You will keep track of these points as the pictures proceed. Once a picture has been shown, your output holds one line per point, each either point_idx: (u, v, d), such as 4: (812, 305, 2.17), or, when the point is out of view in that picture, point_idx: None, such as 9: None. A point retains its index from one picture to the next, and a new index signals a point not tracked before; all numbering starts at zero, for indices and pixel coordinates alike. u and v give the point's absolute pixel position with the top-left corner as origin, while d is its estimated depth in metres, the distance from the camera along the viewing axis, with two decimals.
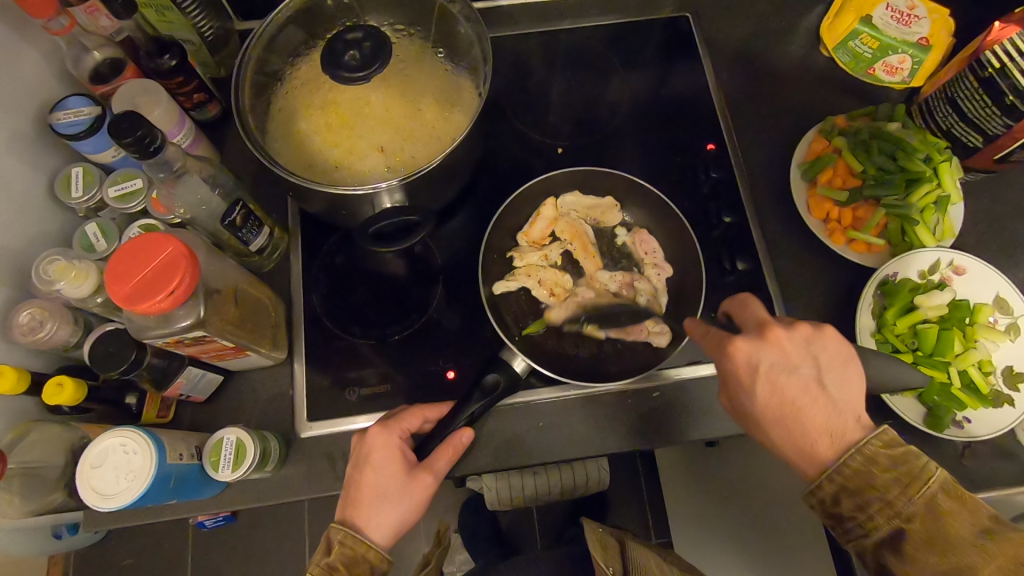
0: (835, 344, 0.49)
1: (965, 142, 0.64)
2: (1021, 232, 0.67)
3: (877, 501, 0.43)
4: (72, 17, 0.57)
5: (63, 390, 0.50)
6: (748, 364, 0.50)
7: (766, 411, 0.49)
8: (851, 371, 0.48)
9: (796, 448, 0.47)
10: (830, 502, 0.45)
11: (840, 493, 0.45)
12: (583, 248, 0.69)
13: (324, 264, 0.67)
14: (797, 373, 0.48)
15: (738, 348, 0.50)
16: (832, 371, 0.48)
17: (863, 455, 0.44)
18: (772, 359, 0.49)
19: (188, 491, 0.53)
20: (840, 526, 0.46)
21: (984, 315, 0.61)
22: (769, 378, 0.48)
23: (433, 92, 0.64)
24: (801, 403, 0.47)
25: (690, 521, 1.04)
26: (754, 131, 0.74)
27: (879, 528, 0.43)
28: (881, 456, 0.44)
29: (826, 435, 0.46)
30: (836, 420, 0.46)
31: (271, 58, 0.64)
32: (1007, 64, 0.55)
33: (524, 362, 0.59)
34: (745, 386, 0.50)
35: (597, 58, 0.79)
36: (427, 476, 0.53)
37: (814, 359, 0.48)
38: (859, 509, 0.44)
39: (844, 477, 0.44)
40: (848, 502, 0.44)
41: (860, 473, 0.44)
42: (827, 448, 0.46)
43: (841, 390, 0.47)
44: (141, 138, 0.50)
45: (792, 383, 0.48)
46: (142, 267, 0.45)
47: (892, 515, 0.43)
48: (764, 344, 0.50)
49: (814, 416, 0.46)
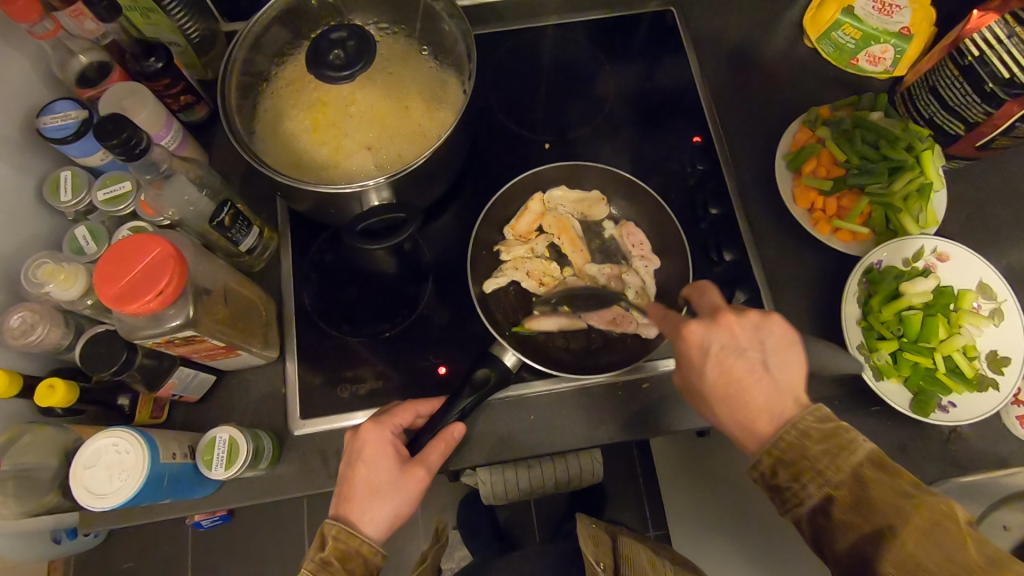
0: (780, 329, 0.50)
1: (947, 130, 0.65)
2: (1003, 218, 0.67)
3: (809, 471, 0.43)
4: (56, 21, 0.57)
5: (54, 392, 0.51)
6: (699, 346, 0.50)
7: (713, 391, 0.49)
8: (794, 354, 0.49)
9: (740, 426, 0.48)
10: (770, 474, 0.45)
11: (775, 464, 0.45)
12: (571, 242, 0.69)
13: (313, 263, 0.68)
14: (743, 355, 0.48)
15: (692, 330, 0.51)
16: (777, 354, 0.48)
17: (797, 430, 0.44)
18: (721, 342, 0.49)
19: (181, 491, 0.54)
20: (778, 497, 0.45)
21: (968, 300, 0.61)
22: (718, 360, 0.49)
23: (419, 89, 0.65)
24: (747, 381, 0.47)
25: (684, 512, 1.05)
26: (740, 123, 0.74)
27: (810, 497, 0.43)
28: (813, 430, 0.44)
29: (765, 414, 0.46)
30: (777, 399, 0.46)
31: (257, 58, 0.64)
32: (985, 51, 0.56)
33: (515, 356, 0.60)
34: (697, 368, 0.50)
35: (583, 53, 0.80)
36: (419, 470, 0.54)
37: (760, 343, 0.49)
38: (794, 479, 0.44)
39: (779, 450, 0.45)
40: (784, 472, 0.44)
41: (794, 445, 0.44)
42: (767, 426, 0.46)
43: (784, 371, 0.47)
44: (127, 140, 0.50)
45: (738, 363, 0.48)
46: (130, 268, 0.46)
47: (822, 484, 0.43)
48: (715, 327, 0.50)
49: (757, 395, 0.47)
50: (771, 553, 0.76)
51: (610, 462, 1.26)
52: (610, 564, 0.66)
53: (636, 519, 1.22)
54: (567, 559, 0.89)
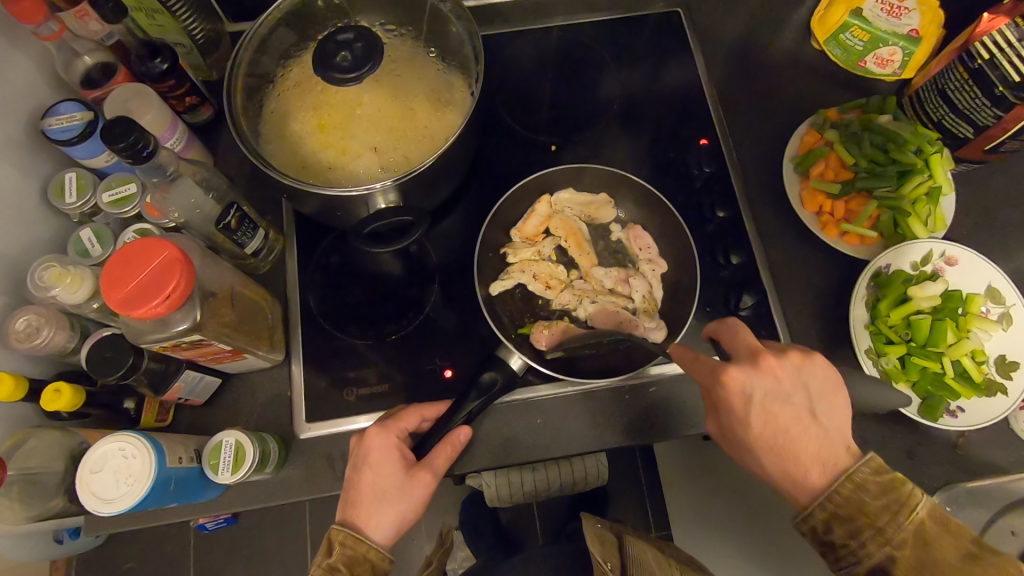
0: (822, 372, 0.50)
1: (956, 133, 0.64)
2: (1012, 221, 0.67)
3: (868, 529, 0.44)
4: (62, 22, 0.57)
5: (61, 396, 0.50)
6: (742, 394, 0.49)
7: (759, 439, 0.49)
8: (839, 398, 0.49)
9: (787, 476, 0.48)
10: (822, 530, 0.46)
11: (832, 521, 0.45)
12: (577, 245, 0.69)
13: (319, 265, 0.68)
14: (790, 402, 0.48)
15: (733, 377, 0.49)
16: (821, 400, 0.49)
17: (854, 482, 0.45)
18: (765, 389, 0.49)
19: (188, 495, 0.54)
20: (832, 554, 0.46)
21: (976, 305, 0.61)
22: (762, 408, 0.49)
23: (426, 91, 0.64)
24: (794, 431, 0.48)
25: (688, 514, 1.05)
26: (747, 125, 0.74)
27: (871, 556, 0.44)
28: (870, 482, 0.45)
29: (819, 464, 0.47)
30: (827, 449, 0.47)
31: (263, 60, 0.64)
32: (996, 55, 0.56)
33: (521, 359, 0.59)
34: (738, 415, 0.50)
35: (588, 54, 0.79)
36: (425, 475, 0.53)
37: (806, 388, 0.49)
38: (852, 537, 0.45)
39: (836, 505, 0.45)
40: (841, 530, 0.45)
41: (853, 500, 0.45)
42: (819, 477, 0.46)
43: (830, 417, 0.48)
44: (133, 142, 0.50)
45: (784, 411, 0.48)
46: (138, 272, 0.45)
47: (883, 543, 0.43)
48: (757, 373, 0.49)
49: (806, 445, 0.47)
50: (777, 558, 0.76)
51: (613, 463, 1.25)
52: (617, 564, 0.65)
53: (639, 520, 1.22)
54: (571, 562, 0.89)
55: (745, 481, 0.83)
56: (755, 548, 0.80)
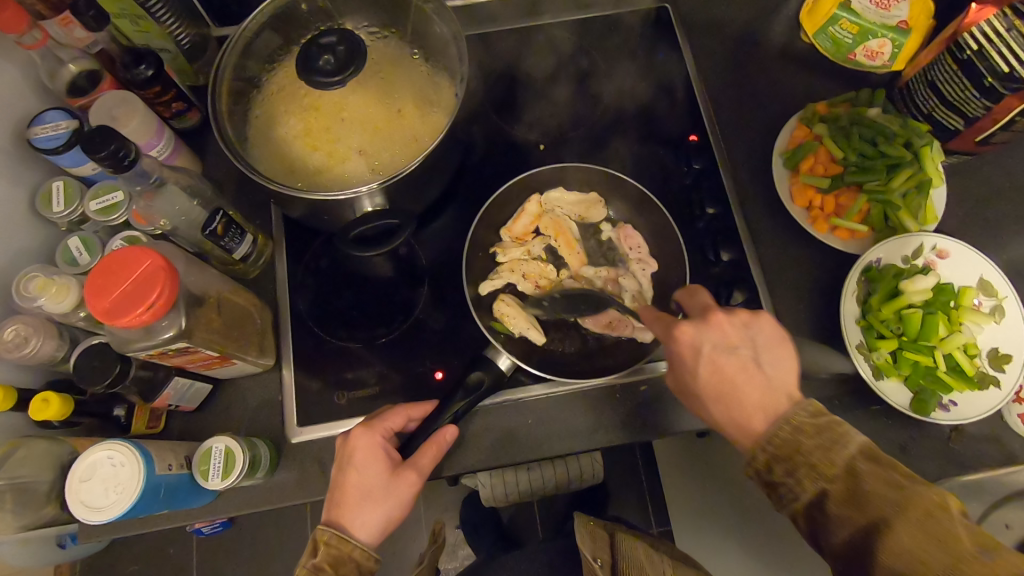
0: (769, 328, 0.51)
1: (946, 125, 0.64)
2: (1003, 212, 0.67)
3: (803, 465, 0.43)
4: (45, 30, 0.57)
5: (49, 405, 0.51)
6: (691, 347, 0.51)
7: (707, 391, 0.50)
8: (784, 353, 0.50)
9: (733, 422, 0.48)
10: (766, 469, 0.45)
11: (771, 461, 0.45)
12: (567, 244, 0.69)
13: (309, 269, 0.68)
14: (735, 354, 0.50)
15: (683, 331, 0.51)
16: (767, 352, 0.50)
17: (791, 423, 0.45)
18: (712, 342, 0.50)
19: (179, 501, 0.54)
20: (775, 494, 0.45)
21: (968, 297, 0.61)
22: (709, 359, 0.50)
23: (412, 93, 0.64)
24: (737, 380, 0.48)
25: (686, 510, 1.05)
26: (737, 120, 0.74)
27: (806, 491, 0.43)
28: (808, 425, 0.44)
29: (760, 410, 0.47)
30: (770, 396, 0.47)
31: (248, 64, 0.64)
32: (985, 46, 0.55)
33: (509, 360, 0.59)
34: (688, 368, 0.51)
35: (576, 52, 0.79)
36: (410, 474, 0.53)
37: (751, 343, 0.50)
38: (788, 474, 0.44)
39: (777, 445, 0.45)
40: (780, 467, 0.44)
41: (787, 440, 0.44)
42: (761, 422, 0.47)
43: (775, 368, 0.49)
44: (115, 151, 0.50)
45: (730, 362, 0.49)
46: (121, 280, 0.45)
47: (817, 476, 0.42)
48: (707, 327, 0.51)
49: (749, 392, 0.48)
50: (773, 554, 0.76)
51: (612, 459, 1.25)
52: (608, 564, 0.65)
53: (638, 516, 1.22)
54: (568, 559, 0.89)
55: (740, 476, 0.83)
56: (751, 544, 0.80)
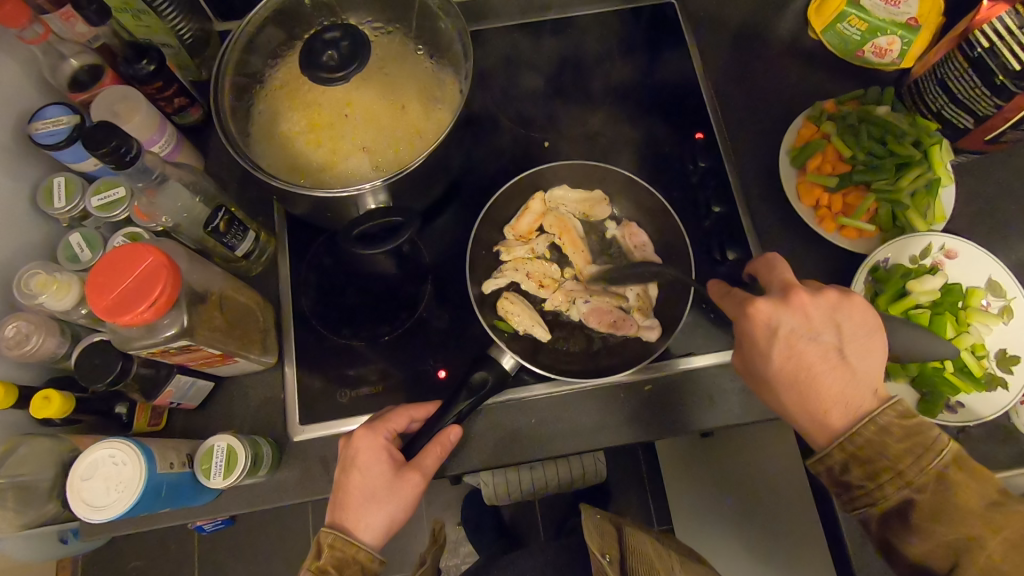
0: (860, 312, 0.48)
1: (955, 123, 0.63)
2: (1013, 211, 0.66)
3: (890, 472, 0.44)
4: (47, 25, 0.56)
5: (50, 403, 0.50)
6: (767, 326, 0.48)
7: (779, 375, 0.48)
8: (874, 341, 0.47)
9: (806, 413, 0.47)
10: (839, 470, 0.46)
11: (852, 462, 0.45)
12: (572, 242, 0.68)
13: (313, 266, 0.67)
14: (817, 339, 0.47)
15: (758, 309, 0.48)
16: (853, 340, 0.47)
17: (877, 424, 0.44)
18: (793, 324, 0.48)
19: (181, 500, 0.53)
20: (845, 495, 0.46)
21: (976, 298, 0.60)
22: (789, 343, 0.47)
23: (416, 89, 0.63)
24: (817, 369, 0.46)
25: (688, 509, 1.04)
26: (744, 117, 0.73)
27: (889, 498, 0.44)
28: (895, 427, 0.44)
29: (840, 405, 0.45)
30: (853, 393, 0.45)
31: (251, 59, 0.63)
32: (997, 42, 0.54)
33: (513, 359, 0.58)
34: (761, 348, 0.49)
35: (582, 48, 0.78)
36: (414, 475, 0.53)
37: (838, 328, 0.47)
38: (868, 479, 0.44)
39: (854, 448, 0.45)
40: (858, 472, 0.45)
41: (874, 443, 0.44)
42: (840, 418, 0.45)
43: (861, 359, 0.46)
44: (117, 148, 0.50)
45: (810, 348, 0.47)
46: (124, 279, 0.45)
47: (901, 484, 0.43)
48: (787, 307, 0.48)
49: (831, 384, 0.46)
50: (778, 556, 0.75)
51: (614, 457, 1.25)
52: (618, 557, 0.65)
53: (640, 514, 1.22)
54: (572, 558, 0.88)
55: (744, 475, 0.82)
56: (756, 543, 0.80)
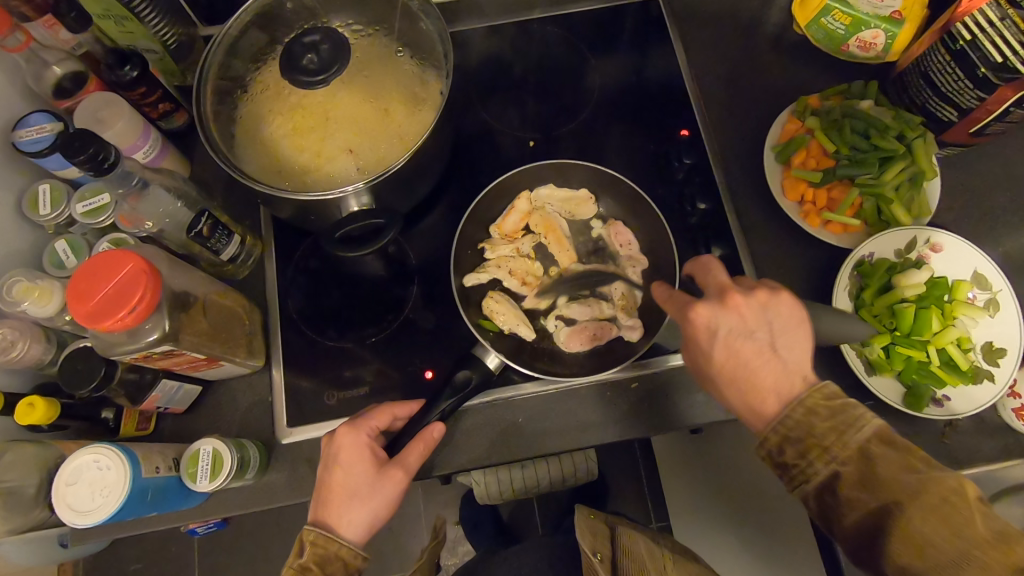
0: (788, 307, 0.48)
1: (939, 116, 0.63)
2: (999, 204, 0.66)
3: (816, 449, 0.42)
4: (27, 32, 0.57)
5: (34, 409, 0.51)
6: (707, 329, 0.49)
7: (721, 372, 0.48)
8: (802, 333, 0.48)
9: (746, 408, 0.47)
10: (776, 452, 0.45)
11: (783, 443, 0.44)
12: (557, 240, 0.69)
13: (299, 269, 0.68)
14: (751, 336, 0.47)
15: (698, 313, 0.49)
16: (784, 334, 0.47)
17: (804, 408, 0.44)
18: (729, 325, 0.48)
19: (167, 503, 0.54)
20: (786, 478, 0.45)
21: (962, 291, 0.60)
22: (726, 343, 0.48)
23: (398, 91, 0.64)
24: (753, 364, 0.47)
25: (682, 505, 1.05)
26: (729, 113, 0.72)
27: (817, 474, 0.43)
28: (821, 408, 0.43)
29: (774, 395, 0.45)
30: (785, 383, 0.45)
31: (234, 63, 0.63)
32: (978, 35, 0.54)
33: (497, 358, 0.59)
34: (703, 350, 0.49)
35: (566, 47, 0.78)
36: (397, 472, 0.53)
37: (770, 323, 0.48)
38: (800, 457, 0.43)
39: (787, 429, 0.44)
40: (791, 452, 0.44)
41: (801, 423, 0.43)
42: (775, 407, 0.45)
43: (791, 351, 0.47)
44: (94, 155, 0.50)
45: (746, 346, 0.47)
46: (103, 285, 0.45)
47: (829, 460, 0.42)
48: (723, 309, 0.49)
49: (764, 378, 0.46)
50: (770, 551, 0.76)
51: (610, 455, 1.25)
52: (609, 557, 0.64)
53: (637, 511, 1.22)
54: (564, 556, 0.87)
55: (736, 471, 0.82)
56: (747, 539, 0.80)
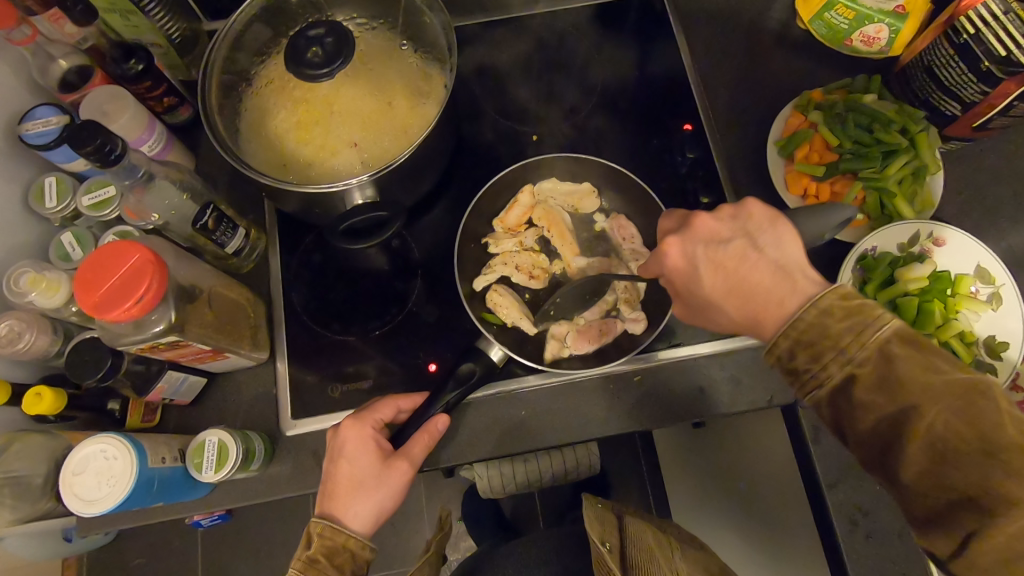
0: (760, 208, 0.49)
1: (943, 110, 0.63)
2: (1002, 199, 0.66)
3: (831, 350, 0.40)
4: (34, 26, 0.57)
5: (42, 400, 0.51)
6: (685, 255, 0.50)
7: (715, 292, 0.48)
8: (782, 227, 0.47)
9: (752, 318, 0.46)
10: (788, 358, 0.43)
11: (796, 348, 0.42)
12: (560, 235, 0.69)
13: (303, 263, 0.68)
14: (731, 245, 0.48)
15: (670, 244, 0.51)
16: (764, 235, 0.47)
17: (817, 307, 0.41)
18: (704, 243, 0.49)
19: (173, 494, 0.54)
20: (797, 382, 0.43)
21: (965, 284, 0.59)
22: (706, 261, 0.49)
23: (402, 85, 0.64)
24: (742, 271, 0.46)
25: (682, 498, 1.05)
26: (733, 106, 0.72)
27: (832, 378, 0.40)
28: (837, 308, 0.41)
29: (775, 294, 0.44)
30: (782, 279, 0.45)
31: (238, 57, 0.63)
32: (982, 29, 0.54)
33: (501, 351, 0.59)
34: (692, 278, 0.50)
35: (569, 41, 0.79)
36: (402, 464, 0.53)
37: (745, 229, 0.48)
38: (813, 361, 0.41)
39: (799, 332, 0.42)
40: (803, 355, 0.42)
41: (814, 324, 0.41)
42: (782, 305, 0.44)
43: (777, 248, 0.46)
44: (101, 146, 0.51)
45: (729, 256, 0.48)
46: (109, 276, 0.45)
47: (844, 363, 0.40)
48: (694, 231, 0.50)
49: (758, 279, 0.45)
50: (773, 545, 0.76)
51: (611, 450, 1.26)
52: (619, 547, 0.63)
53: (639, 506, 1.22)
54: (570, 549, 0.87)
55: (736, 462, 0.82)
56: (748, 532, 0.81)
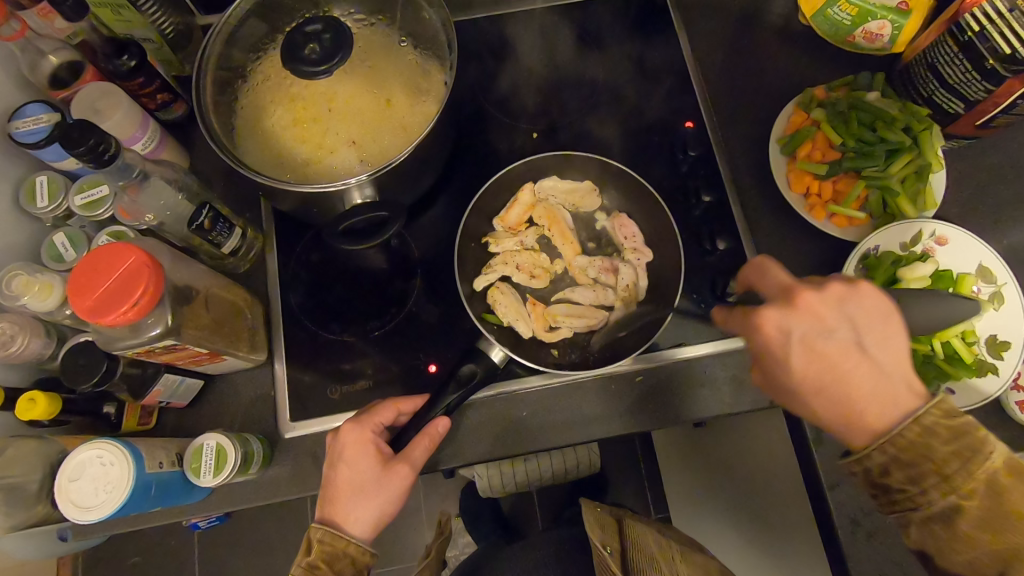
0: (869, 301, 0.45)
1: (945, 108, 0.62)
2: (1004, 197, 0.65)
3: (934, 477, 0.39)
4: (23, 21, 0.56)
5: (35, 405, 0.50)
6: (779, 333, 0.45)
7: (806, 378, 0.44)
8: (892, 327, 0.44)
9: (840, 418, 0.43)
10: (880, 473, 0.42)
11: (892, 466, 0.41)
12: (561, 235, 0.69)
13: (301, 262, 0.67)
14: (835, 336, 0.44)
15: (767, 319, 0.45)
16: (870, 332, 0.44)
17: (921, 424, 0.40)
18: (805, 325, 0.44)
19: (170, 499, 0.53)
20: (885, 497, 0.42)
21: (967, 285, 0.58)
22: (805, 346, 0.44)
23: (401, 81, 0.63)
24: (845, 366, 0.43)
25: (680, 491, 1.06)
26: (735, 103, 0.72)
27: (933, 504, 0.40)
28: (943, 428, 0.40)
29: (878, 402, 0.42)
30: (886, 388, 0.42)
31: (233, 53, 0.62)
32: (986, 26, 0.53)
33: (502, 352, 0.58)
34: (779, 357, 0.46)
35: (569, 37, 0.78)
36: (403, 468, 0.53)
37: (851, 320, 0.44)
38: (913, 483, 0.40)
39: (899, 449, 0.41)
40: (900, 475, 0.41)
41: (917, 446, 0.40)
42: (881, 416, 0.42)
43: (884, 352, 0.43)
44: (94, 146, 0.50)
45: (831, 346, 0.43)
46: (105, 280, 0.44)
47: (950, 490, 0.39)
48: (796, 310, 0.45)
49: (862, 383, 0.42)
50: (769, 542, 0.77)
51: (611, 447, 1.25)
52: (618, 550, 0.62)
53: (638, 503, 1.22)
54: (573, 548, 0.86)
55: (734, 458, 0.83)
56: (746, 527, 0.82)
